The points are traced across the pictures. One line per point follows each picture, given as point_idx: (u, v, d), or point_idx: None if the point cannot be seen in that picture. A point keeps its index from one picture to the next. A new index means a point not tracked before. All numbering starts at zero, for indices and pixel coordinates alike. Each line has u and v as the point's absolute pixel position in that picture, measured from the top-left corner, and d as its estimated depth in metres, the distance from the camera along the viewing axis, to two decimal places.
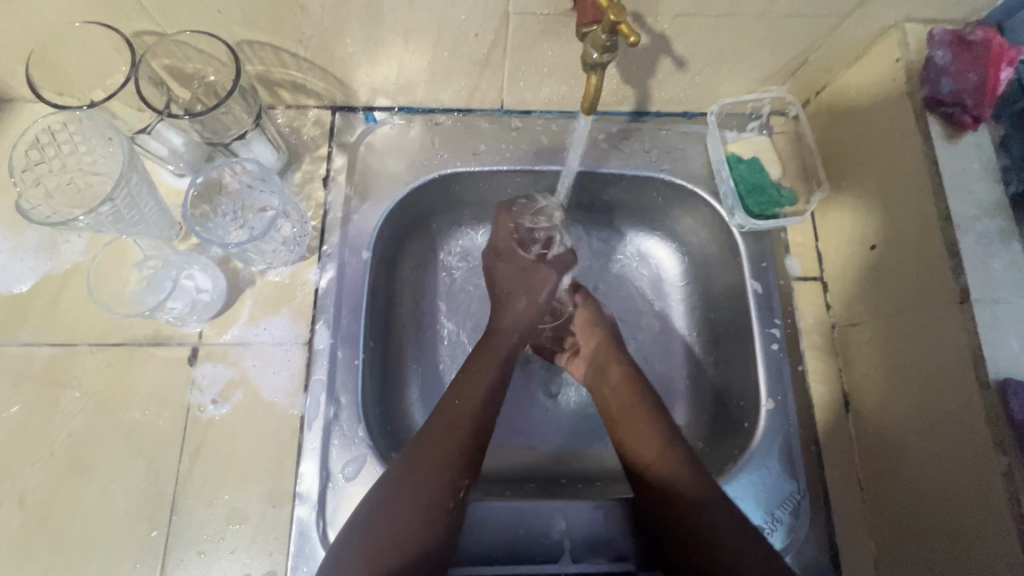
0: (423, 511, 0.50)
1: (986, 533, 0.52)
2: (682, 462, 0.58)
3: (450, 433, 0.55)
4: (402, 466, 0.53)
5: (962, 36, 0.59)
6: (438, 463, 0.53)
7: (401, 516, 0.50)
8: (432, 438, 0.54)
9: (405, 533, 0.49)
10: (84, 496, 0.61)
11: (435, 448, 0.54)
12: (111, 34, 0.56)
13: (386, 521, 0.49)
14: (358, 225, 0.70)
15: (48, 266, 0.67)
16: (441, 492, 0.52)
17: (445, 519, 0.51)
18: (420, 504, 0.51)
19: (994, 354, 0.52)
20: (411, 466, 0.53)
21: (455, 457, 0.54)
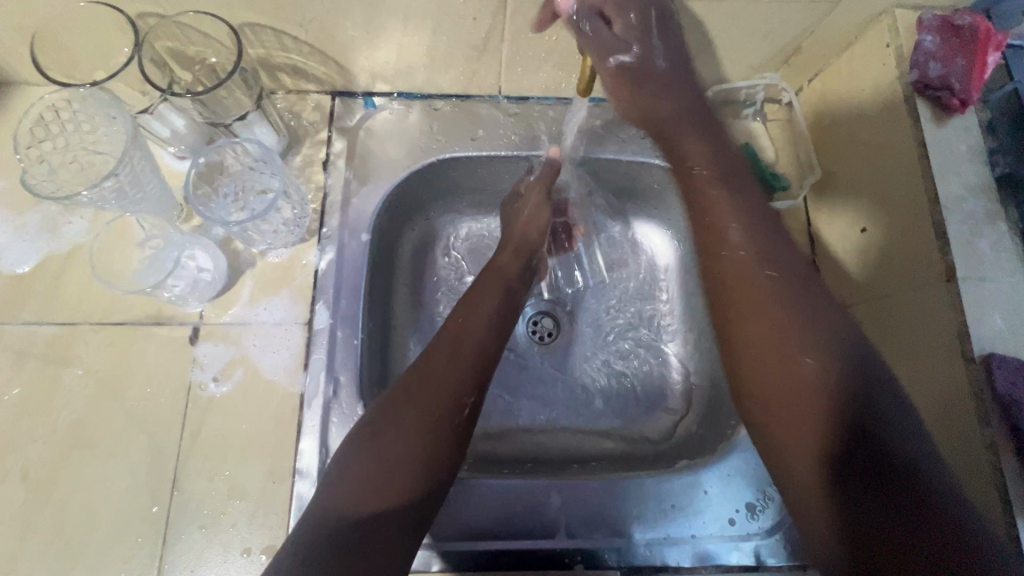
0: (426, 426, 0.51)
1: (968, 503, 0.53)
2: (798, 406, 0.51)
3: (451, 353, 0.56)
4: (402, 387, 0.53)
5: (951, 21, 0.60)
6: (440, 383, 0.53)
7: (406, 428, 0.50)
8: (435, 363, 0.55)
9: (411, 444, 0.50)
10: (87, 472, 0.62)
11: (437, 369, 0.54)
12: (114, 15, 0.57)
13: (384, 435, 0.50)
14: (357, 208, 0.70)
15: (50, 247, 0.68)
16: (446, 409, 0.52)
17: (450, 438, 0.52)
18: (423, 420, 0.51)
19: (979, 331, 0.53)
20: (413, 385, 0.53)
21: (459, 380, 0.54)
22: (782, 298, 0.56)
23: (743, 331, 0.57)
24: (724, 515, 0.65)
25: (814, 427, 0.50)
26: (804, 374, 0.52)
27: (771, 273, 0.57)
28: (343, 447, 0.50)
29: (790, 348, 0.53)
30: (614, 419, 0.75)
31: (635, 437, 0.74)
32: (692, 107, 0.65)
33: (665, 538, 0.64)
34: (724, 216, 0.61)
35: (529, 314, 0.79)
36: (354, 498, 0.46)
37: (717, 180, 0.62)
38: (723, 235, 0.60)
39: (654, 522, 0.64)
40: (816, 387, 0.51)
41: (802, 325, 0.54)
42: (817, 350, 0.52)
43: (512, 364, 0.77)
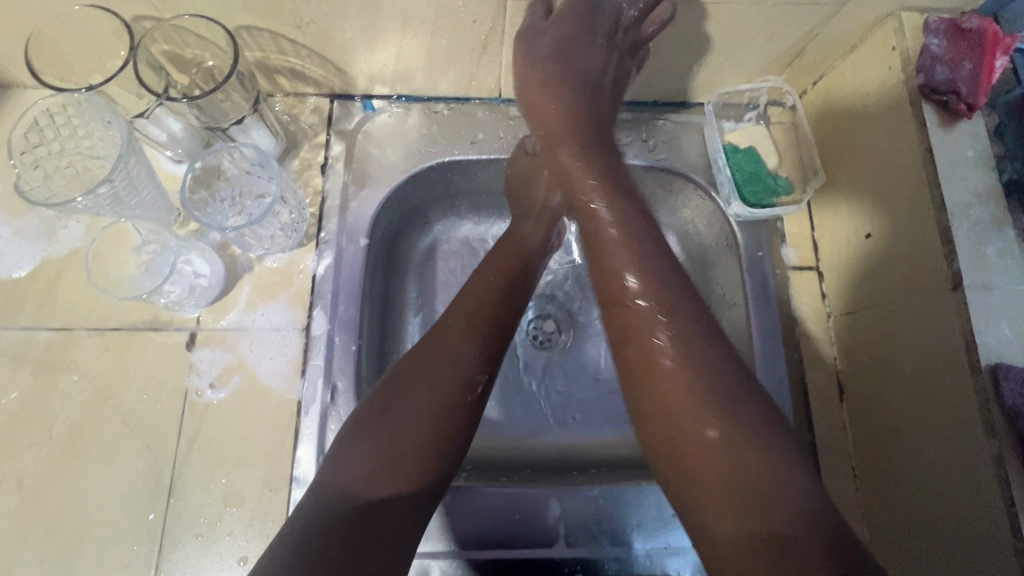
0: (442, 398, 0.51)
1: (973, 513, 0.52)
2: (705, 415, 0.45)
3: (465, 325, 0.56)
4: (415, 356, 0.53)
5: (958, 24, 0.59)
6: (453, 354, 0.53)
7: (421, 400, 0.50)
8: (444, 337, 0.54)
9: (423, 415, 0.50)
10: (83, 479, 0.62)
11: (450, 339, 0.54)
12: (110, 17, 0.56)
13: (396, 409, 0.50)
14: (356, 212, 0.70)
15: (46, 251, 0.68)
16: (461, 380, 0.52)
17: (466, 408, 0.52)
18: (439, 391, 0.51)
19: (985, 340, 0.52)
20: (424, 358, 0.53)
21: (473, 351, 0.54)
22: (680, 346, 0.48)
23: (645, 400, 0.49)
24: None
25: (731, 490, 0.43)
26: (690, 426, 0.45)
27: (668, 322, 0.50)
28: (349, 425, 0.51)
29: (687, 402, 0.46)
30: (614, 424, 0.74)
31: (636, 443, 0.73)
32: (581, 129, 0.63)
33: (666, 547, 0.64)
34: (624, 261, 0.54)
35: (530, 317, 0.78)
36: (370, 471, 0.47)
37: (615, 209, 0.58)
38: (622, 281, 0.53)
39: (655, 531, 0.64)
40: (716, 449, 0.44)
41: (714, 385, 0.46)
42: (717, 407, 0.45)
43: (512, 369, 0.76)
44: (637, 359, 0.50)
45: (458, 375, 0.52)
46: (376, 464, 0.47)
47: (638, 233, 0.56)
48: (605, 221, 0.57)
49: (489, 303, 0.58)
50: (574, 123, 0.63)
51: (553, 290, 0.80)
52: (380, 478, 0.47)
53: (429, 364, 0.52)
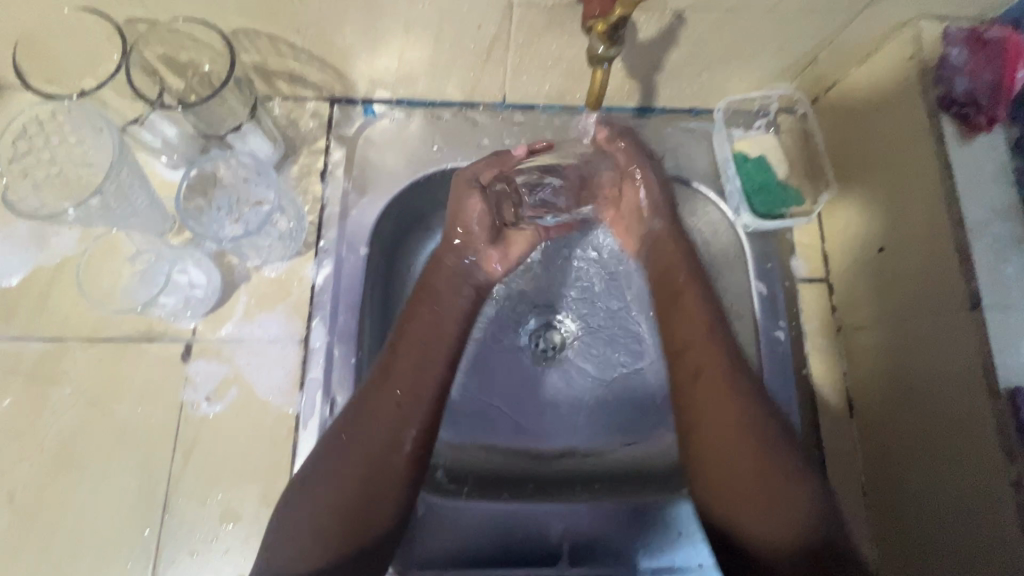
0: (373, 452, 0.52)
1: (989, 541, 0.51)
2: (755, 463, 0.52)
3: (403, 378, 0.55)
4: (350, 416, 0.53)
5: (979, 34, 0.57)
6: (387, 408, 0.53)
7: (355, 454, 0.51)
8: (380, 394, 0.54)
9: (361, 477, 0.51)
10: (75, 494, 0.60)
11: (383, 402, 0.54)
12: (101, 22, 0.54)
13: (338, 470, 0.51)
14: (355, 220, 0.68)
15: (38, 259, 0.66)
16: (383, 443, 0.52)
17: (399, 470, 0.53)
18: (374, 446, 0.52)
19: (1005, 363, 0.51)
20: (363, 423, 0.53)
21: (402, 399, 0.54)
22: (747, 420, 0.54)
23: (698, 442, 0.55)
24: None
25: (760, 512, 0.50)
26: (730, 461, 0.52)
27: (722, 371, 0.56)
28: (287, 495, 0.52)
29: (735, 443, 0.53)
30: (617, 436, 0.72)
31: (640, 457, 0.71)
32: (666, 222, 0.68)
33: (673, 565, 0.62)
34: (682, 316, 0.61)
35: (531, 326, 0.76)
36: (318, 533, 0.49)
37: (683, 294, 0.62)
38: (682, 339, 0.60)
39: (661, 549, 0.63)
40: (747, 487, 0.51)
41: (752, 427, 0.53)
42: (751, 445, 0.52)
43: (513, 379, 0.74)
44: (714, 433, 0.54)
45: (391, 435, 0.53)
46: (315, 534, 0.49)
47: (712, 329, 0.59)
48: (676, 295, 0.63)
49: (432, 352, 0.58)
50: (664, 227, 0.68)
51: (554, 298, 0.77)
52: (320, 545, 0.49)
53: (362, 427, 0.52)
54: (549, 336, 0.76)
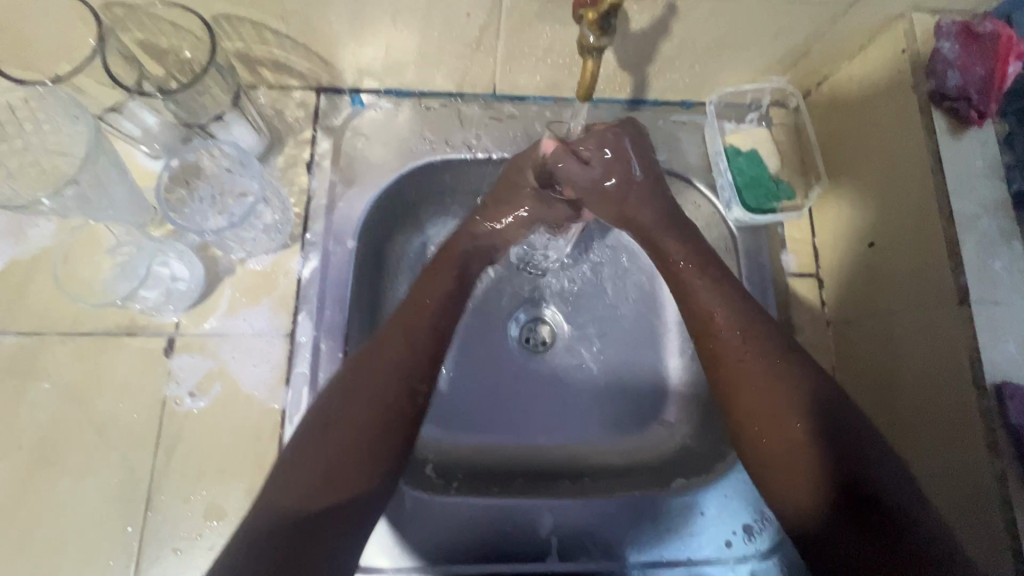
0: (383, 409, 0.50)
1: (974, 534, 0.52)
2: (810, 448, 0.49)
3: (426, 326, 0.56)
4: (368, 353, 0.53)
5: (971, 27, 0.56)
6: (396, 372, 0.52)
7: (352, 416, 0.49)
8: (405, 334, 0.54)
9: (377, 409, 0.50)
10: (55, 491, 0.59)
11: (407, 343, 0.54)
12: (78, 6, 0.52)
13: (325, 436, 0.48)
14: (342, 212, 0.66)
15: (14, 252, 0.64)
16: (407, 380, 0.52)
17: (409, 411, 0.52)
18: (374, 395, 0.50)
19: (992, 358, 0.51)
20: (384, 360, 0.52)
21: (408, 365, 0.53)
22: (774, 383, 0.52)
23: (738, 410, 0.53)
24: (719, 536, 0.63)
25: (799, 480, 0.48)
26: (778, 417, 0.50)
27: (759, 346, 0.54)
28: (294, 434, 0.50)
29: (782, 403, 0.51)
30: (607, 432, 0.72)
31: (631, 451, 0.71)
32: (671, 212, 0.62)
33: (660, 559, 0.62)
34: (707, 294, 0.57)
35: (522, 319, 0.76)
36: (303, 489, 0.46)
37: (704, 271, 0.58)
38: (709, 315, 0.56)
39: (650, 543, 0.62)
40: (802, 442, 0.49)
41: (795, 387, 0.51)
42: (806, 407, 0.50)
43: (502, 372, 0.74)
44: (756, 420, 0.51)
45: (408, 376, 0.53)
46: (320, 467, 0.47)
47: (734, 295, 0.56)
48: (689, 273, 0.59)
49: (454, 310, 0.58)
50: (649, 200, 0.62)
51: (544, 291, 0.77)
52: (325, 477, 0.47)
53: (382, 367, 0.52)
54: (539, 329, 0.76)
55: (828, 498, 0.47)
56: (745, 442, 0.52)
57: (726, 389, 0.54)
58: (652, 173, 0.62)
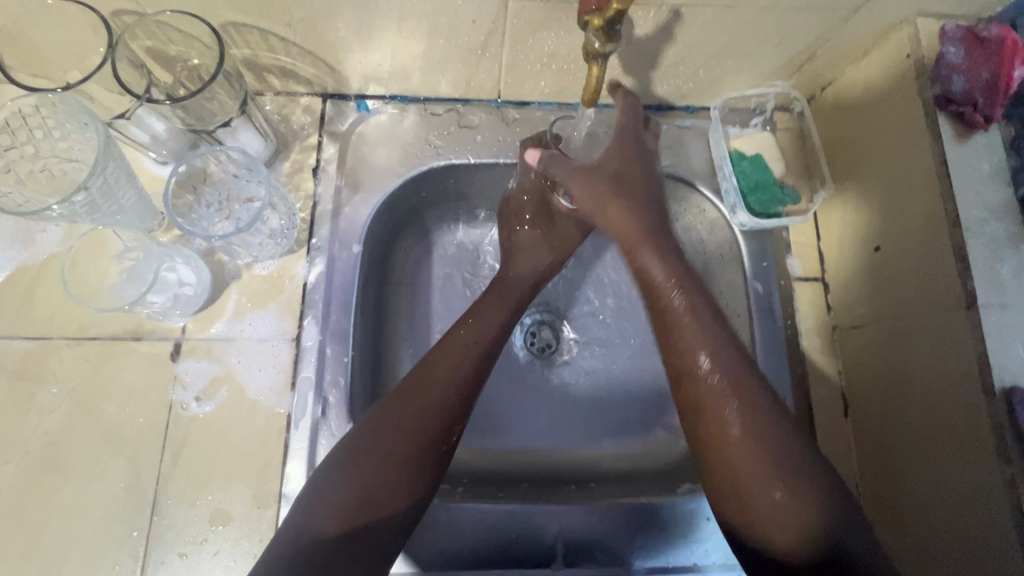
0: (408, 440, 0.50)
1: (985, 542, 0.51)
2: (776, 487, 0.47)
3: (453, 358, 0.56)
4: (402, 390, 0.53)
5: (976, 33, 0.57)
6: (423, 405, 0.52)
7: (385, 446, 0.50)
8: (432, 368, 0.55)
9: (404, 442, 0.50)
10: (61, 495, 0.59)
11: (435, 375, 0.54)
12: (87, 14, 0.53)
13: (366, 465, 0.49)
14: (348, 218, 0.67)
15: (22, 257, 0.65)
16: (435, 413, 0.52)
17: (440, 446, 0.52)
18: (404, 428, 0.51)
19: (1000, 362, 0.51)
20: (412, 395, 0.53)
21: (448, 396, 0.53)
22: (753, 420, 0.49)
23: (705, 431, 0.51)
24: (726, 542, 0.63)
25: (763, 518, 0.47)
26: (751, 476, 0.48)
27: (730, 372, 0.52)
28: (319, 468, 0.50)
29: (756, 443, 0.49)
30: (612, 438, 0.72)
31: (636, 457, 0.71)
32: (654, 227, 0.61)
33: (667, 565, 0.62)
34: (694, 341, 0.54)
35: (526, 324, 0.76)
36: (342, 510, 0.47)
37: (685, 294, 0.56)
38: (693, 361, 0.53)
39: (655, 549, 0.62)
40: (778, 507, 0.46)
41: (774, 424, 0.49)
42: (781, 456, 0.48)
43: (508, 377, 0.74)
44: (719, 447, 0.50)
45: (434, 410, 0.52)
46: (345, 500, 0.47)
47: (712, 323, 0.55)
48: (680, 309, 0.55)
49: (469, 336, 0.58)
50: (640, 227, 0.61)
51: (552, 294, 0.77)
52: (355, 509, 0.47)
53: (409, 403, 0.52)
54: (545, 333, 0.76)
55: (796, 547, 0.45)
56: (714, 477, 0.50)
57: (693, 414, 0.52)
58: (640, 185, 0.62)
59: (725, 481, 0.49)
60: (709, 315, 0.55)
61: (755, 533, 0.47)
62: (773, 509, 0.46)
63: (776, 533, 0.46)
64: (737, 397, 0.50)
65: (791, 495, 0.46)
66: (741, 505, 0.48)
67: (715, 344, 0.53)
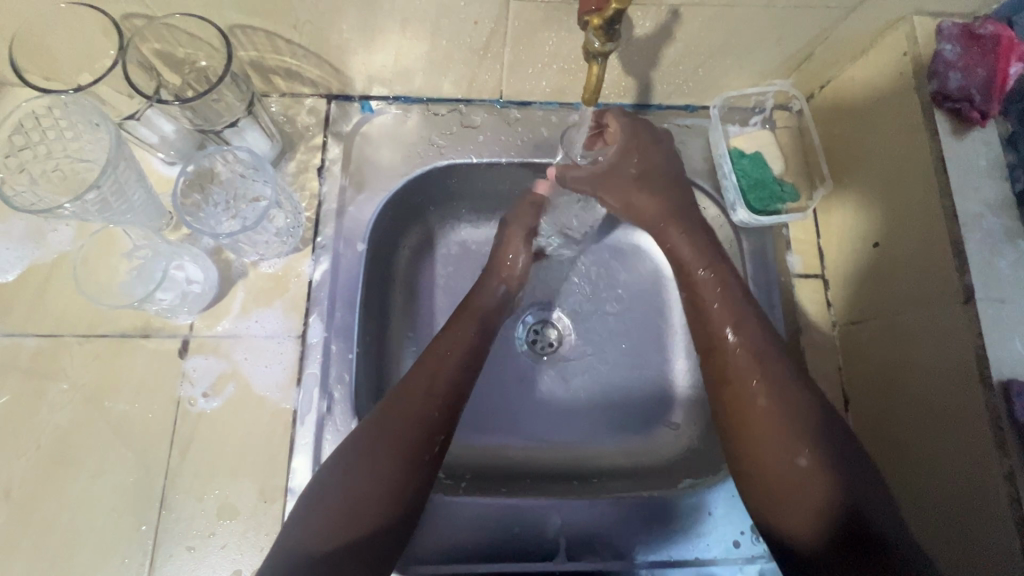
0: (392, 452, 0.51)
1: (983, 535, 0.52)
2: (800, 449, 0.50)
3: (432, 372, 0.57)
4: (387, 404, 0.54)
5: (972, 30, 0.57)
6: (405, 417, 0.53)
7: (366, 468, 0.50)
8: (413, 382, 0.56)
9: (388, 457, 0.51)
10: (71, 490, 0.60)
11: (417, 388, 0.55)
12: (97, 17, 0.54)
13: (353, 474, 0.50)
14: (353, 217, 0.68)
15: (33, 255, 0.66)
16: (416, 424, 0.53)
17: (425, 457, 0.52)
18: (388, 441, 0.51)
19: (998, 356, 0.52)
20: (396, 408, 0.53)
21: (424, 409, 0.54)
22: (775, 386, 0.53)
23: (727, 397, 0.55)
24: (729, 536, 0.63)
25: (787, 482, 0.49)
26: (772, 435, 0.51)
27: (753, 342, 0.56)
28: (310, 483, 0.51)
29: (773, 408, 0.52)
30: (614, 434, 0.72)
31: (638, 453, 0.72)
32: (681, 211, 0.65)
33: (669, 559, 0.62)
34: (721, 315, 0.58)
35: (528, 322, 0.77)
36: (333, 529, 0.47)
37: (713, 271, 0.61)
38: (720, 332, 0.58)
39: (658, 543, 0.63)
40: (800, 467, 0.49)
41: (794, 391, 0.53)
42: (803, 421, 0.51)
43: (511, 374, 0.74)
44: (743, 410, 0.53)
45: (415, 421, 0.53)
46: (331, 513, 0.48)
47: (739, 299, 0.59)
48: (707, 286, 0.60)
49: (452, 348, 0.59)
50: (667, 213, 0.65)
51: (554, 293, 0.78)
52: (345, 519, 0.48)
53: (392, 416, 0.53)
54: (547, 331, 0.77)
55: (820, 509, 0.47)
56: (736, 444, 0.53)
57: (719, 383, 0.56)
58: (668, 173, 0.67)
59: (750, 445, 0.52)
60: (736, 290, 0.59)
61: (774, 491, 0.50)
62: (796, 473, 0.49)
63: (800, 488, 0.49)
64: (760, 363, 0.55)
65: (813, 457, 0.49)
66: (761, 468, 0.51)
67: (739, 316, 0.58)
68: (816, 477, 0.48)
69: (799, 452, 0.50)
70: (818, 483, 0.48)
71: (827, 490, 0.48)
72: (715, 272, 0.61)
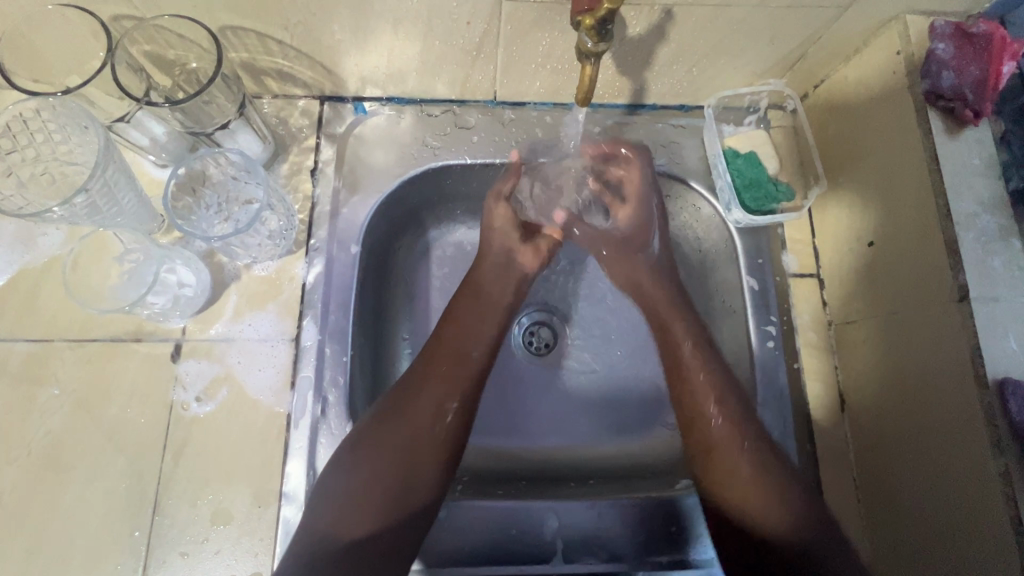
0: (414, 438, 0.53)
1: (976, 533, 0.52)
2: (758, 484, 0.54)
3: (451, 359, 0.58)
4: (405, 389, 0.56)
5: (964, 29, 0.57)
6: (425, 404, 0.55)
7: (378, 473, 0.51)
8: (432, 367, 0.57)
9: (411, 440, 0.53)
10: (63, 496, 0.60)
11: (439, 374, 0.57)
12: (86, 18, 0.54)
13: (375, 458, 0.52)
14: (346, 219, 0.67)
15: (23, 260, 0.65)
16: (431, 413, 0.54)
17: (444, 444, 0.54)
18: (409, 427, 0.53)
19: (992, 355, 0.52)
20: (416, 394, 0.55)
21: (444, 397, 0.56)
22: (742, 427, 0.57)
23: (698, 429, 0.58)
24: None
25: (744, 510, 0.54)
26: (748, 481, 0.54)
27: (721, 384, 0.59)
28: (330, 464, 0.53)
29: (738, 443, 0.56)
30: (611, 435, 0.72)
31: (634, 454, 0.71)
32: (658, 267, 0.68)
33: (668, 560, 0.62)
34: (694, 360, 0.61)
35: (524, 323, 0.76)
36: (359, 517, 0.50)
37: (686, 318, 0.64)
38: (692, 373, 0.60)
39: (656, 544, 0.62)
40: (767, 507, 0.53)
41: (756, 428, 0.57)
42: (765, 460, 0.55)
43: (507, 375, 0.74)
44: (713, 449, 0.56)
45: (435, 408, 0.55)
46: (357, 497, 0.50)
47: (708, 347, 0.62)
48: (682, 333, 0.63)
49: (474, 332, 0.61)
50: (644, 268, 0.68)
51: (550, 293, 0.78)
52: (369, 502, 0.50)
53: (411, 402, 0.55)
54: (543, 332, 0.76)
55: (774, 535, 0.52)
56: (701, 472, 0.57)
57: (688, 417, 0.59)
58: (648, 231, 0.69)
59: (716, 479, 0.56)
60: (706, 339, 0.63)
61: (736, 515, 0.54)
62: (754, 503, 0.53)
63: (764, 526, 0.52)
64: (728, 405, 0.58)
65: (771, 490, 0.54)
66: (725, 498, 0.55)
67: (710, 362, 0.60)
68: (773, 507, 0.53)
69: (760, 489, 0.54)
70: (774, 512, 0.53)
71: (783, 519, 0.52)
72: (687, 324, 0.64)
